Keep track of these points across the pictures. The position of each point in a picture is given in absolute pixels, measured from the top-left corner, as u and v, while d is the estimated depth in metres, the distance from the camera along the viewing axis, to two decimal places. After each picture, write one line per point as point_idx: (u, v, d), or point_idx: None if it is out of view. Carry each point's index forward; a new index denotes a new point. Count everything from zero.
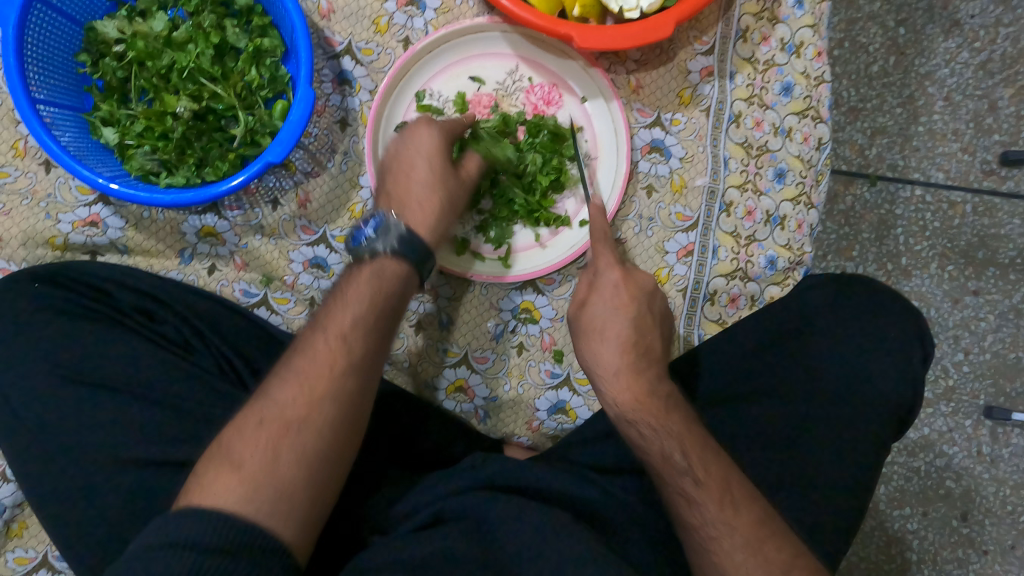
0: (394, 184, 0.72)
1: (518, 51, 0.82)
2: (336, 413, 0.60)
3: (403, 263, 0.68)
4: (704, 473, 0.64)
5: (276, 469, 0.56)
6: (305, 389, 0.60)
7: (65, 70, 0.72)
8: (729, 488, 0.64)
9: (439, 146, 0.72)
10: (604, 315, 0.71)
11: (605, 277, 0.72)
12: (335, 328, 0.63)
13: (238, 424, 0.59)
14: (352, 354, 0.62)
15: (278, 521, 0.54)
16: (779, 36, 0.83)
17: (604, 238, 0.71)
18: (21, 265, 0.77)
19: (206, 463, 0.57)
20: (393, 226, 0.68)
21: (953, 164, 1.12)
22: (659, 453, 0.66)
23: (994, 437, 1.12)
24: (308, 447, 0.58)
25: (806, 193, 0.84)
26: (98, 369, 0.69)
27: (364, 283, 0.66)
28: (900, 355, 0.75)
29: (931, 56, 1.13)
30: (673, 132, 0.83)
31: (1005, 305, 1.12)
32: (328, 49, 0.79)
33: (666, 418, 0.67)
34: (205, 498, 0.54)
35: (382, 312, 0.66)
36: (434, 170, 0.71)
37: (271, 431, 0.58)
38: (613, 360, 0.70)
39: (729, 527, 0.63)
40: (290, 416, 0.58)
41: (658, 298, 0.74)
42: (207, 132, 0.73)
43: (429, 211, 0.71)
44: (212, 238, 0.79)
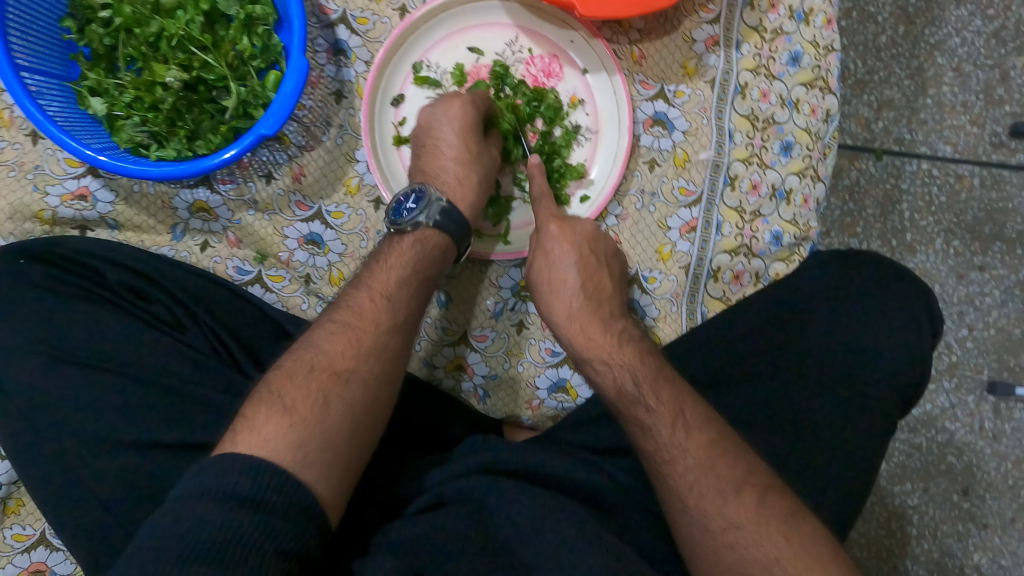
0: (430, 159, 0.73)
1: (517, 20, 0.79)
2: (380, 369, 0.63)
3: (445, 235, 0.70)
4: (655, 401, 0.63)
5: (327, 417, 0.58)
6: (353, 341, 0.63)
7: (49, 37, 0.69)
8: (681, 411, 0.63)
9: (472, 123, 0.72)
10: (553, 264, 0.73)
11: (546, 230, 0.74)
12: (379, 286, 0.66)
13: (287, 371, 0.61)
14: (396, 315, 0.66)
15: (321, 474, 0.55)
16: (788, 4, 0.80)
17: (546, 192, 0.74)
18: (9, 239, 0.75)
19: (254, 405, 0.58)
20: (434, 199, 0.69)
21: (961, 137, 1.10)
22: (613, 385, 0.67)
23: (996, 412, 1.11)
24: (357, 401, 0.60)
25: (813, 167, 0.82)
26: (90, 348, 0.68)
27: (408, 248, 0.68)
28: (905, 332, 0.74)
29: (943, 25, 1.10)
30: (677, 104, 0.80)
31: (1011, 280, 1.10)
32: (322, 18, 0.77)
33: (640, 363, 0.66)
34: (252, 440, 0.55)
35: (423, 275, 0.68)
36: (468, 146, 0.72)
37: (320, 380, 0.60)
38: (565, 306, 0.71)
39: (682, 450, 0.61)
40: (339, 367, 0.61)
41: (601, 242, 0.76)
42: (198, 103, 0.71)
43: (468, 185, 0.72)
44: (204, 213, 0.78)
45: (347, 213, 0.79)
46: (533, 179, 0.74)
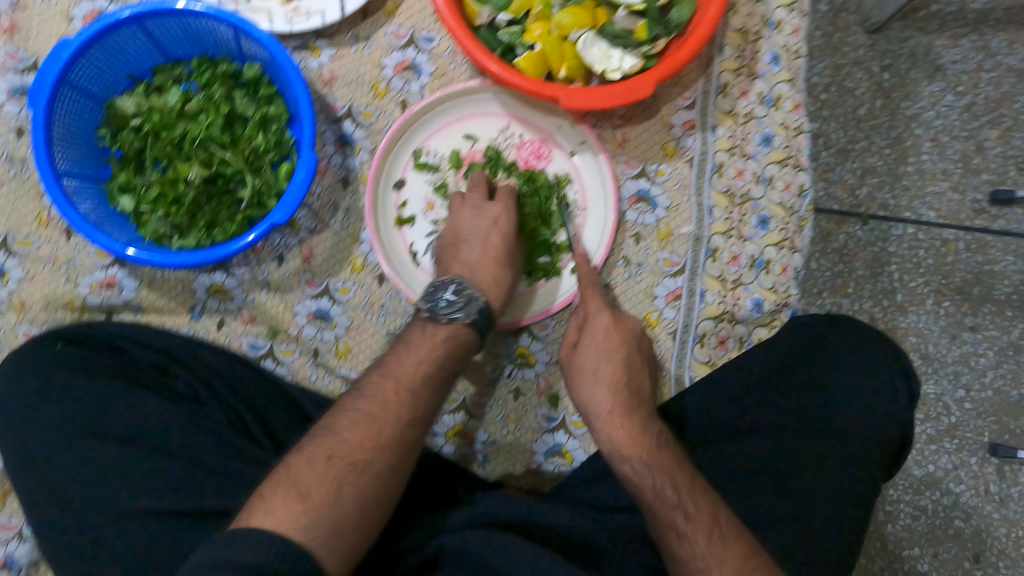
0: (462, 252, 0.78)
1: (509, 109, 0.86)
2: (394, 461, 0.65)
3: (476, 333, 0.74)
4: (694, 508, 0.67)
5: (338, 504, 0.61)
6: (372, 432, 0.65)
7: (87, 144, 0.77)
8: (718, 523, 0.66)
9: (512, 229, 0.79)
10: (597, 355, 0.77)
11: (597, 320, 0.78)
12: (405, 379, 0.69)
13: (308, 456, 0.63)
14: (418, 409, 0.68)
15: (330, 555, 0.58)
16: (758, 91, 0.88)
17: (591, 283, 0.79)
18: (43, 327, 0.82)
19: (273, 486, 0.61)
20: (474, 297, 0.73)
21: (944, 203, 1.17)
22: (651, 487, 0.69)
23: (1002, 477, 1.16)
24: (368, 493, 0.62)
25: (789, 238, 0.87)
26: (112, 424, 0.72)
27: (437, 342, 0.71)
28: (886, 393, 0.78)
29: (918, 99, 1.18)
30: (658, 182, 0.86)
31: (1004, 341, 1.15)
32: (330, 114, 0.84)
33: (678, 468, 0.70)
34: (264, 520, 0.57)
35: (448, 372, 0.71)
36: (508, 251, 0.78)
37: (338, 468, 0.62)
38: (606, 398, 0.75)
39: (718, 560, 0.65)
40: (355, 457, 0.63)
41: (644, 343, 0.81)
42: (217, 196, 0.78)
43: (501, 286, 0.77)
44: (221, 295, 0.83)
45: (353, 289, 0.84)
46: (579, 267, 0.79)
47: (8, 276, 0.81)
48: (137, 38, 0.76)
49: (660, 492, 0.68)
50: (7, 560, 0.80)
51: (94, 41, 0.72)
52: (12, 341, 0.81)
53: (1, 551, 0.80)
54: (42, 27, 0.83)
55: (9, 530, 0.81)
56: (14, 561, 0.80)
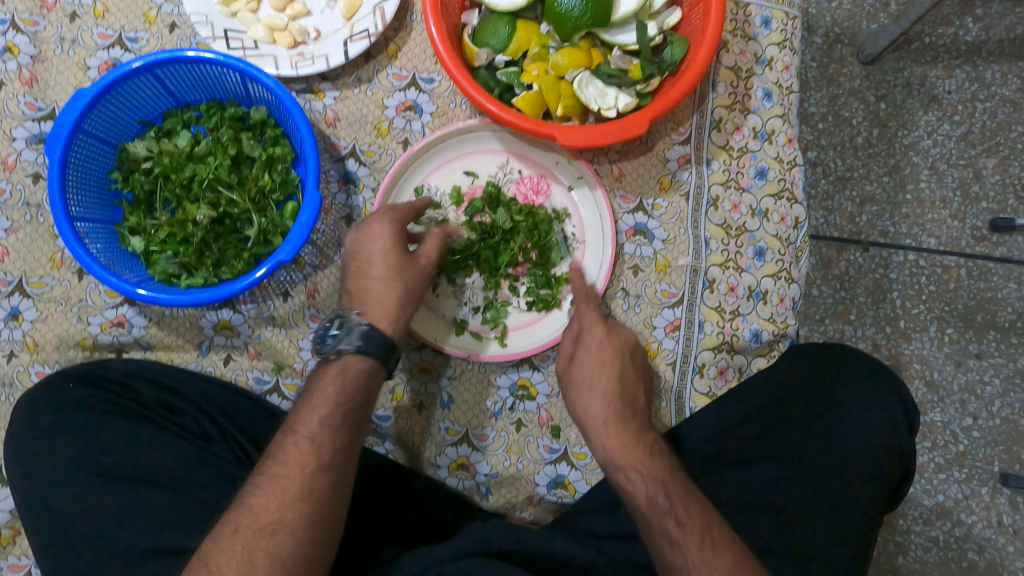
0: (355, 281, 0.76)
1: (508, 146, 0.88)
2: (309, 512, 0.65)
3: (367, 360, 0.72)
4: (685, 515, 0.69)
5: (254, 573, 0.62)
6: (276, 491, 0.65)
7: (99, 187, 0.80)
8: (709, 529, 0.68)
9: (392, 243, 0.75)
10: (593, 369, 0.77)
11: (592, 333, 0.79)
12: (301, 428, 0.68)
13: (217, 535, 0.64)
14: (321, 454, 0.67)
15: None
16: (751, 125, 0.90)
17: (588, 299, 0.81)
18: (55, 367, 0.83)
19: (191, 572, 0.63)
20: (355, 324, 0.72)
21: (944, 230, 1.18)
22: (643, 496, 0.70)
23: (1014, 506, 1.15)
24: (283, 554, 0.63)
25: (786, 269, 0.88)
26: (121, 463, 0.74)
27: (329, 381, 0.70)
28: (886, 423, 0.79)
29: (914, 128, 1.20)
30: (655, 216, 0.88)
31: (1010, 369, 1.17)
32: (334, 153, 0.87)
33: (670, 477, 0.71)
34: None
35: (343, 408, 0.69)
36: (390, 264, 0.75)
37: (245, 538, 0.63)
38: (600, 409, 0.75)
39: (709, 567, 0.66)
40: (264, 521, 0.64)
41: (638, 354, 0.81)
42: (224, 236, 0.80)
43: (385, 303, 0.74)
44: (227, 330, 0.85)
45: None
46: (574, 282, 0.83)
47: (22, 317, 0.84)
48: (149, 86, 0.80)
49: (653, 500, 0.70)
50: None
51: (107, 90, 0.76)
52: (25, 382, 0.83)
53: None
54: (59, 77, 0.86)
55: (20, 571, 0.81)
56: None
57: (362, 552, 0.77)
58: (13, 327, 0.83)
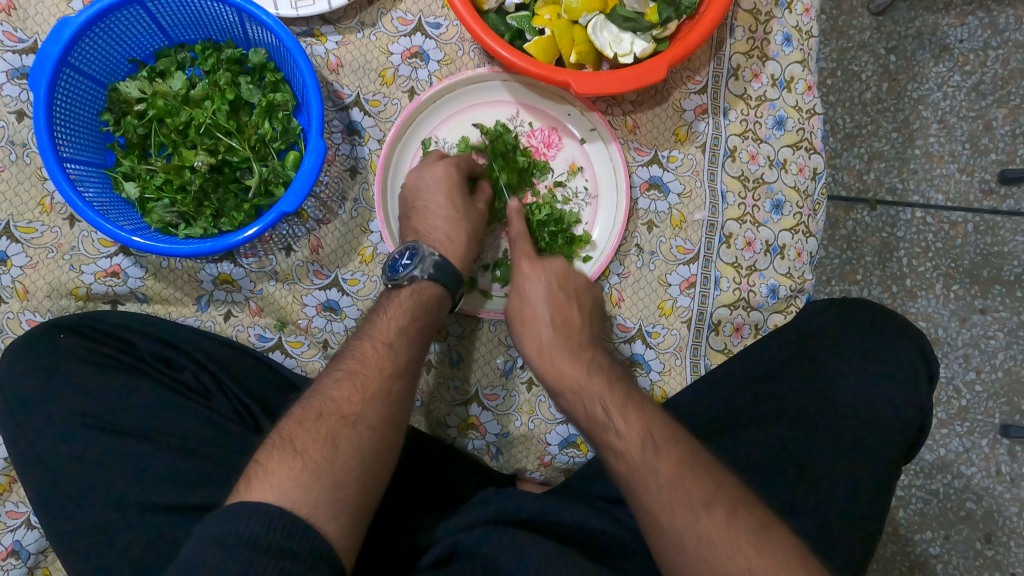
0: (421, 221, 0.77)
1: (518, 97, 0.85)
2: (386, 413, 0.64)
3: (439, 286, 0.73)
4: (624, 424, 0.65)
5: (337, 458, 0.59)
6: (360, 387, 0.64)
7: (90, 130, 0.77)
8: (651, 433, 0.64)
9: (455, 181, 0.77)
10: (526, 300, 0.77)
11: (519, 266, 0.78)
12: (379, 335, 0.69)
13: (298, 418, 0.62)
14: (398, 361, 0.68)
15: (331, 515, 0.56)
16: (770, 73, 0.86)
17: (520, 231, 0.79)
18: (46, 315, 0.81)
19: (267, 451, 0.59)
20: (427, 254, 0.73)
21: (952, 185, 1.16)
22: (585, 415, 0.70)
23: (1012, 456, 1.16)
24: (362, 445, 0.61)
25: (804, 223, 0.86)
26: (121, 416, 0.72)
27: (404, 299, 0.71)
28: (903, 375, 0.78)
29: (924, 81, 1.16)
30: (670, 168, 0.85)
31: (1014, 322, 1.16)
32: (337, 102, 0.83)
33: (609, 391, 0.69)
34: (264, 486, 0.55)
35: (419, 324, 0.71)
36: (455, 203, 0.77)
37: (329, 424, 0.61)
38: (540, 339, 0.75)
39: (653, 469, 0.62)
40: (346, 411, 0.62)
41: (574, 278, 0.80)
42: (224, 184, 0.78)
43: (456, 241, 0.76)
44: (228, 285, 0.83)
45: (362, 280, 0.83)
46: (511, 222, 0.79)
47: (10, 262, 0.80)
48: (140, 21, 0.76)
49: (593, 417, 0.68)
50: (14, 547, 0.81)
51: (95, 22, 0.72)
52: (16, 330, 0.80)
53: (6, 537, 0.81)
54: (40, 9, 0.82)
55: (17, 518, 0.81)
56: (22, 548, 0.81)
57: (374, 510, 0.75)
58: (1, 272, 0.80)
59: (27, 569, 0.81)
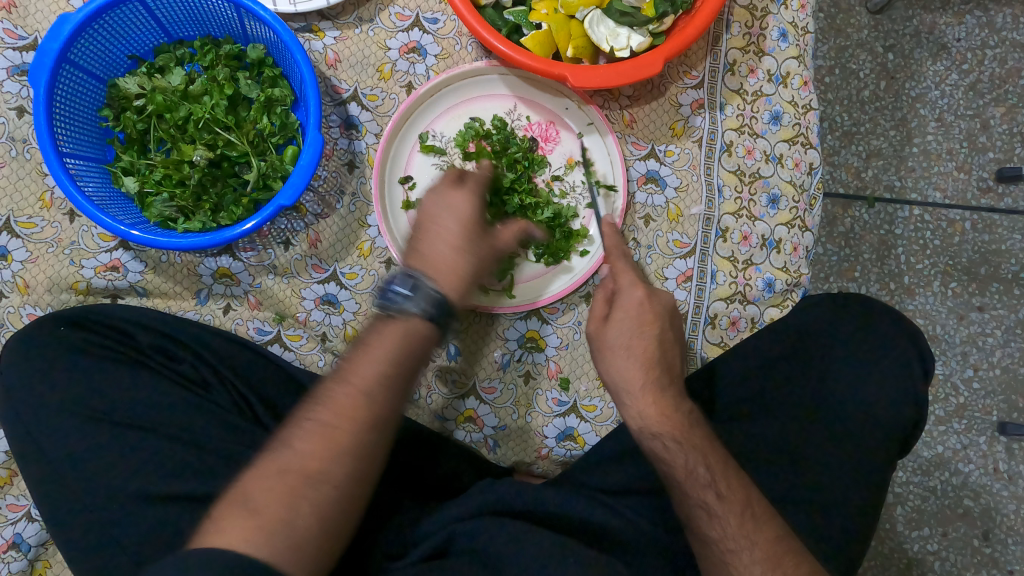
0: (423, 243, 0.70)
1: (516, 91, 0.85)
2: (355, 470, 0.59)
3: (431, 327, 0.66)
4: (726, 487, 0.67)
5: (294, 517, 0.55)
6: (329, 442, 0.59)
7: (90, 126, 0.78)
8: (750, 504, 0.67)
9: (472, 213, 0.70)
10: (625, 331, 0.74)
11: (627, 297, 0.75)
12: (357, 380, 0.62)
13: (256, 471, 0.58)
14: (377, 410, 0.61)
15: (292, 567, 0.54)
16: (766, 68, 0.87)
17: (615, 253, 0.78)
18: (47, 309, 0.81)
19: (220, 505, 0.56)
20: (426, 287, 0.65)
21: (950, 183, 1.17)
22: (682, 467, 0.68)
23: (1009, 453, 1.16)
24: (325, 503, 0.57)
25: (800, 217, 0.87)
26: (120, 409, 0.72)
27: (388, 340, 0.64)
28: (900, 368, 0.78)
29: (922, 79, 1.17)
30: (667, 163, 0.86)
31: (1012, 319, 1.17)
32: (335, 97, 0.83)
33: (710, 448, 0.69)
34: (215, 541, 0.53)
35: (403, 375, 0.64)
36: (467, 237, 0.70)
37: (291, 482, 0.57)
38: (637, 375, 0.72)
39: (750, 542, 0.65)
40: (310, 468, 0.58)
41: (675, 319, 0.77)
42: (223, 178, 0.79)
43: (460, 276, 0.69)
44: (227, 279, 0.83)
45: (361, 274, 0.84)
46: (606, 238, 0.79)
47: (11, 257, 0.81)
48: (139, 16, 0.77)
49: (692, 471, 0.67)
50: (15, 540, 0.81)
51: (94, 18, 0.73)
52: (16, 323, 0.81)
53: (6, 530, 0.81)
54: (39, 5, 0.82)
55: (17, 511, 0.81)
56: (22, 541, 0.81)
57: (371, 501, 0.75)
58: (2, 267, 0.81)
59: (27, 562, 0.81)
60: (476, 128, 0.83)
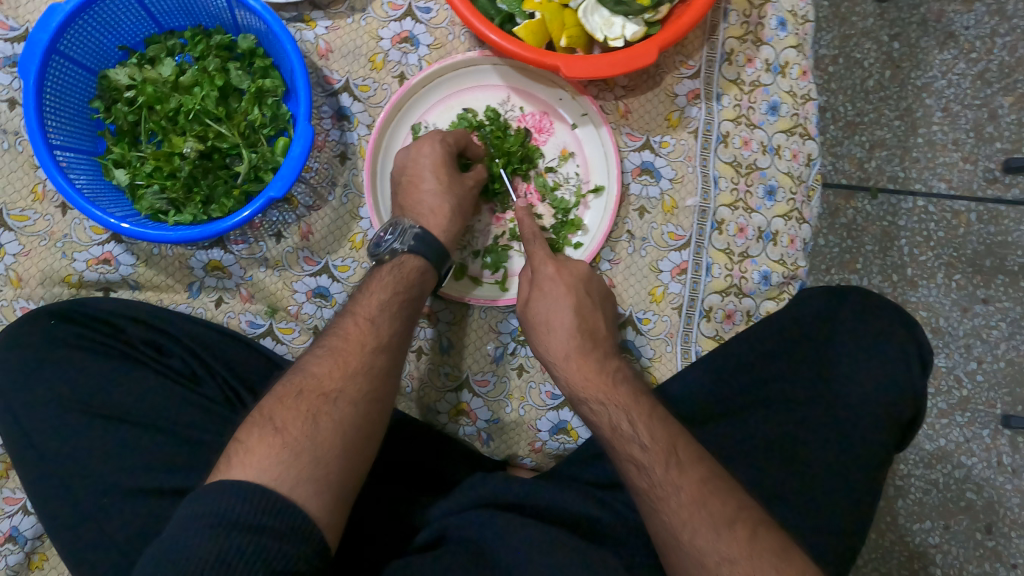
0: (405, 195, 0.76)
1: (509, 82, 0.84)
2: (368, 387, 0.64)
3: (422, 260, 0.72)
4: (649, 438, 0.65)
5: (317, 434, 0.59)
6: (339, 362, 0.64)
7: (80, 117, 0.77)
8: (674, 450, 0.64)
9: (443, 157, 0.75)
10: (548, 305, 0.75)
11: (541, 272, 0.76)
12: (362, 311, 0.68)
13: (278, 396, 0.62)
14: (380, 335, 0.67)
15: (313, 491, 0.56)
16: (764, 58, 0.85)
17: (534, 234, 0.77)
18: (39, 303, 0.81)
19: (248, 429, 0.60)
20: (408, 227, 0.72)
21: (955, 174, 1.15)
22: (607, 424, 0.68)
23: (1014, 447, 1.15)
24: (344, 419, 0.61)
25: (798, 209, 0.86)
26: (111, 403, 0.72)
27: (385, 274, 0.71)
28: (897, 362, 0.78)
29: (928, 69, 1.15)
30: (662, 154, 0.85)
31: (1017, 312, 1.15)
32: (327, 87, 0.83)
33: (635, 403, 0.68)
34: (244, 463, 0.56)
35: (403, 299, 0.70)
36: (441, 178, 0.75)
37: (310, 401, 0.61)
38: (562, 346, 0.73)
39: (675, 486, 0.62)
40: (327, 387, 0.62)
41: (594, 282, 0.78)
42: (213, 170, 0.78)
43: (440, 214, 0.74)
44: (218, 271, 0.83)
45: (353, 267, 0.83)
46: (521, 222, 0.77)
47: (4, 250, 0.81)
48: (130, 7, 0.76)
49: (616, 428, 0.67)
50: (12, 533, 0.82)
51: (83, 9, 0.72)
52: (9, 316, 0.81)
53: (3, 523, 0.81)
54: None
55: (14, 504, 0.82)
56: (18, 534, 0.82)
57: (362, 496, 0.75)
58: None
59: (23, 556, 0.82)
60: (469, 118, 0.82)
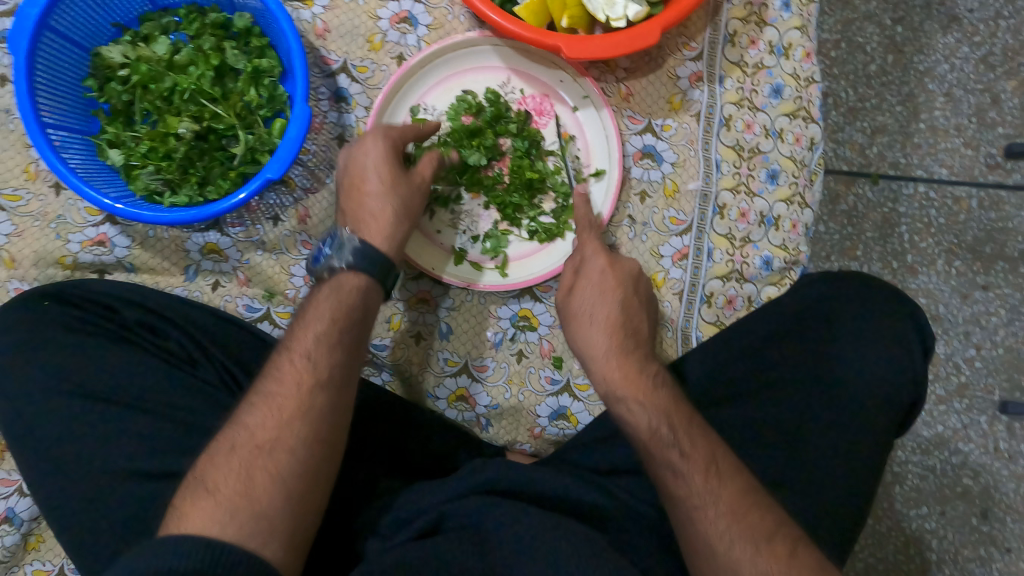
0: (349, 198, 0.74)
1: (510, 63, 0.83)
2: (308, 431, 0.62)
3: (363, 276, 0.71)
4: (690, 446, 0.65)
5: (253, 489, 0.59)
6: (274, 409, 0.62)
7: (73, 96, 0.76)
8: (714, 460, 0.65)
9: (384, 156, 0.73)
10: (592, 299, 0.75)
11: (592, 263, 0.77)
12: (298, 348, 0.66)
13: (210, 452, 0.61)
14: (319, 371, 0.65)
15: (263, 541, 0.57)
16: (767, 39, 0.84)
17: (588, 224, 0.77)
18: (33, 284, 0.80)
19: (182, 492, 0.59)
20: (348, 239, 0.71)
21: (957, 159, 1.14)
22: (645, 426, 0.67)
23: (1011, 432, 1.15)
24: (281, 470, 0.60)
25: (800, 193, 0.85)
26: (107, 387, 0.72)
27: (324, 300, 0.69)
28: (898, 348, 0.77)
29: (931, 53, 1.13)
30: (664, 137, 0.84)
31: (1016, 299, 1.14)
32: (324, 68, 0.81)
33: (675, 408, 0.68)
34: (184, 525, 0.56)
35: (342, 326, 0.68)
36: (386, 177, 0.73)
37: (242, 455, 0.60)
38: (601, 341, 0.73)
39: (714, 496, 0.63)
40: (262, 438, 0.61)
41: (642, 284, 0.78)
42: (209, 152, 0.77)
43: (383, 217, 0.72)
44: (215, 254, 0.82)
45: None
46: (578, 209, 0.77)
47: None
48: None
49: (655, 432, 0.66)
50: (7, 515, 0.81)
51: None
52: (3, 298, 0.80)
53: None
54: None
55: (9, 485, 0.82)
56: (15, 515, 0.81)
57: (362, 480, 0.75)
58: None
59: (20, 537, 0.82)
60: (469, 100, 0.81)
